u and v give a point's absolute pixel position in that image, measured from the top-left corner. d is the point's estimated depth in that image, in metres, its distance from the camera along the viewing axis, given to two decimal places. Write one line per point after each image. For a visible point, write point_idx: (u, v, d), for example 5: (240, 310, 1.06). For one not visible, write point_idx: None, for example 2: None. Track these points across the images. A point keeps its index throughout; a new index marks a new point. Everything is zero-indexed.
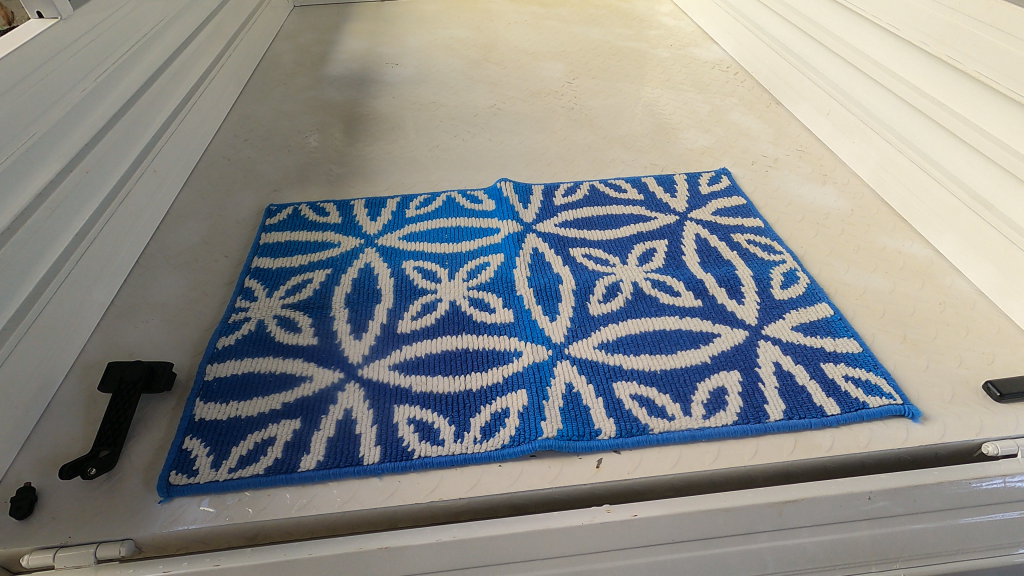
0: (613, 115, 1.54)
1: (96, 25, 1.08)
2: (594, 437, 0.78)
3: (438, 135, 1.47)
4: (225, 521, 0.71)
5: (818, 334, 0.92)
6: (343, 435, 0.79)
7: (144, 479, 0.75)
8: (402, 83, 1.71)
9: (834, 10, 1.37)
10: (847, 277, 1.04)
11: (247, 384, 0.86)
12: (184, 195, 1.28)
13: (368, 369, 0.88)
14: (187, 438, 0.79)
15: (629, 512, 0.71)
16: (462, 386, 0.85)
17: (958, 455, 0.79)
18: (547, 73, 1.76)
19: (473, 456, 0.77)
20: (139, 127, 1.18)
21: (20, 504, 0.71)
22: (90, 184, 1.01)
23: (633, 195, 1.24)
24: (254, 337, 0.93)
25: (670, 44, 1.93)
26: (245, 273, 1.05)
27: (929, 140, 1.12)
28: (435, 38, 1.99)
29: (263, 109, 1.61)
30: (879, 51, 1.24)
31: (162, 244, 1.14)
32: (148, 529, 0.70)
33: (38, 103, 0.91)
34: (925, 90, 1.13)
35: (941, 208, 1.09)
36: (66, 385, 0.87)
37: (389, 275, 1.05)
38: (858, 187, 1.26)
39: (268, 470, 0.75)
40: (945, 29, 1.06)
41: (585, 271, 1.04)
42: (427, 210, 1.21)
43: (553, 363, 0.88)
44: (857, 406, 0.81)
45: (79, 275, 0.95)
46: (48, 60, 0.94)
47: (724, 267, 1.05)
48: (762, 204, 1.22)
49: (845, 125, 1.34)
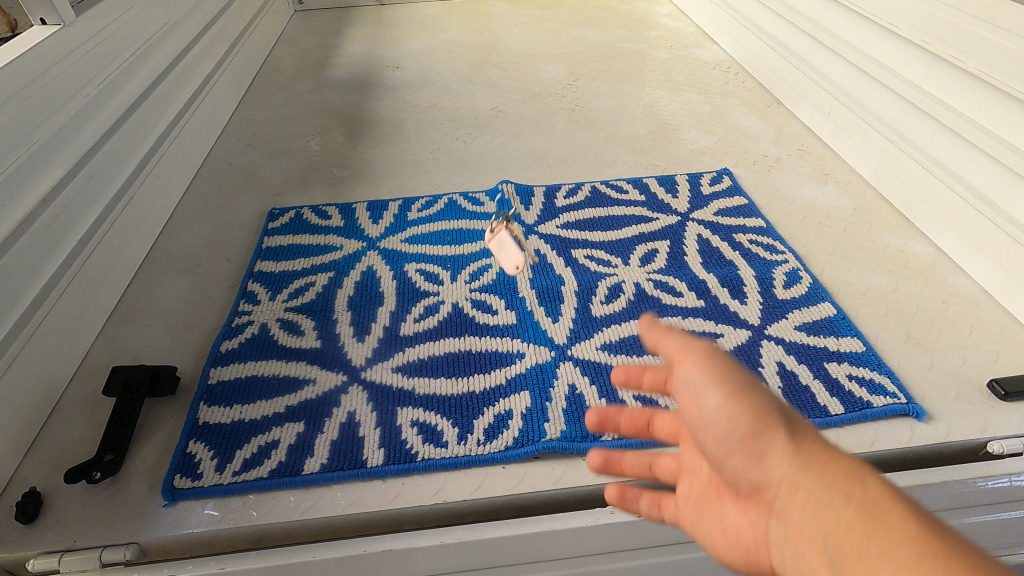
0: (614, 117, 1.54)
1: (100, 31, 1.08)
2: (598, 438, 0.78)
3: (439, 138, 1.47)
4: (230, 524, 0.71)
5: (821, 334, 0.91)
6: (347, 438, 0.79)
7: (149, 483, 0.76)
8: (402, 86, 1.72)
9: (835, 9, 1.37)
10: (849, 276, 1.03)
11: (250, 388, 0.86)
12: (187, 199, 1.28)
13: (372, 372, 0.88)
14: (191, 442, 0.79)
15: (633, 513, 0.70)
16: (465, 388, 0.85)
17: (963, 454, 0.79)
18: (547, 75, 1.76)
19: (477, 458, 0.77)
20: (141, 131, 1.19)
21: (26, 508, 0.71)
22: (93, 188, 1.02)
23: (634, 196, 1.24)
24: (258, 341, 0.93)
25: (671, 45, 1.93)
26: (249, 277, 1.05)
27: (930, 138, 1.12)
28: (435, 41, 1.99)
29: (265, 113, 1.61)
30: (879, 50, 1.24)
31: (166, 249, 1.15)
32: (153, 534, 0.70)
33: (42, 109, 0.92)
34: (926, 89, 1.12)
35: (943, 206, 1.08)
36: (71, 390, 0.88)
37: (391, 278, 1.05)
38: (860, 186, 1.26)
39: (272, 473, 0.75)
40: (947, 27, 1.05)
41: (587, 273, 1.04)
42: (429, 213, 1.21)
43: (557, 364, 0.88)
44: (861, 406, 0.81)
45: (83, 280, 0.95)
46: (51, 66, 0.95)
47: (727, 268, 1.05)
48: (764, 204, 1.22)
49: (845, 124, 1.34)
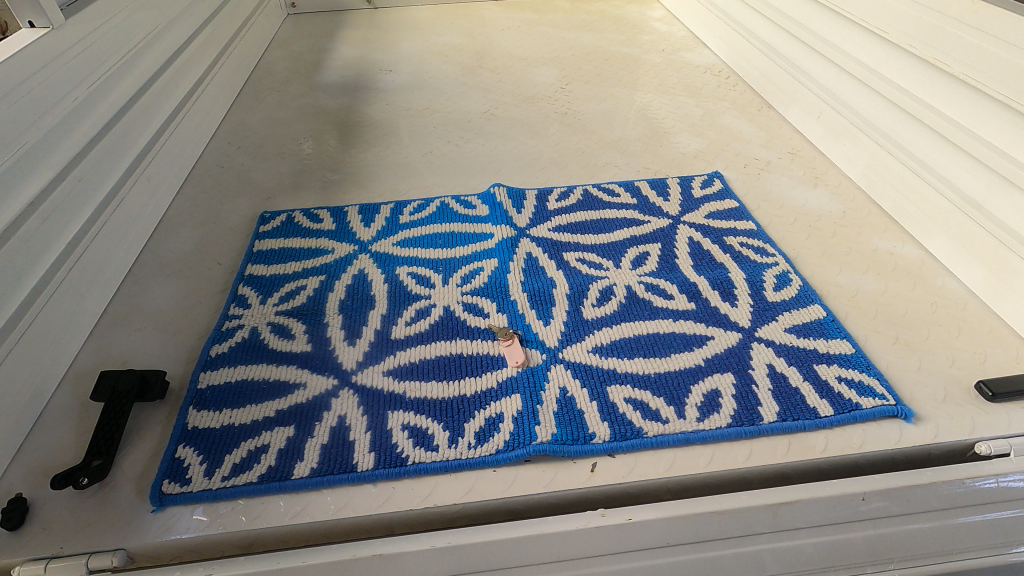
0: (606, 120, 1.54)
1: (90, 34, 1.08)
2: (588, 441, 0.78)
3: (432, 141, 1.47)
4: (219, 529, 0.71)
5: (811, 336, 0.92)
6: (337, 442, 0.79)
7: (138, 488, 0.75)
8: (396, 89, 1.72)
9: (823, 13, 1.38)
10: (838, 278, 1.04)
11: (240, 392, 0.85)
12: (177, 202, 1.28)
13: (362, 376, 0.88)
14: (180, 446, 0.78)
15: (624, 516, 0.71)
16: (455, 392, 0.85)
17: (951, 455, 0.79)
18: (540, 78, 1.76)
19: (468, 462, 0.77)
20: (132, 134, 1.18)
21: (12, 515, 0.70)
22: (82, 192, 1.01)
23: (626, 199, 1.24)
24: (248, 345, 0.92)
25: (663, 48, 1.94)
26: (239, 280, 1.05)
27: (918, 143, 1.13)
28: (428, 45, 1.99)
29: (257, 117, 1.61)
30: (868, 54, 1.25)
31: (156, 252, 1.14)
32: (141, 539, 0.70)
33: (29, 112, 0.91)
34: (913, 92, 1.13)
35: (931, 208, 1.09)
36: (59, 395, 0.87)
37: (383, 281, 1.05)
38: (848, 188, 1.27)
39: (261, 478, 0.75)
40: (934, 32, 1.06)
41: (579, 275, 1.04)
42: (421, 216, 1.21)
43: (548, 367, 0.88)
44: (850, 407, 0.81)
45: (72, 283, 0.95)
46: (40, 69, 0.94)
47: (718, 270, 1.05)
48: (755, 207, 1.22)
49: (834, 127, 1.35)
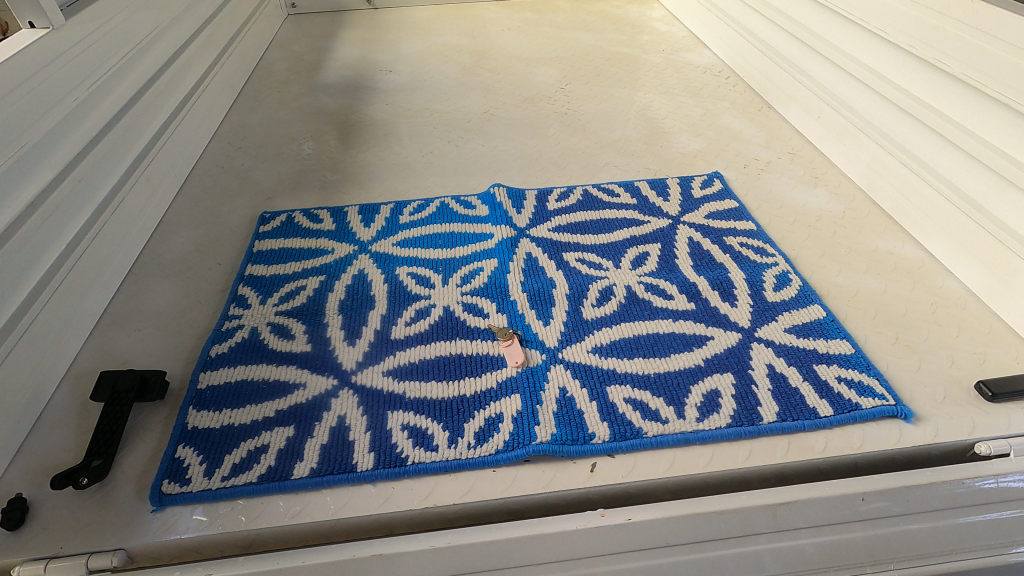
0: (606, 121, 1.54)
1: (91, 34, 1.08)
2: (588, 441, 0.78)
3: (432, 142, 1.47)
4: (219, 529, 0.71)
5: (810, 336, 0.92)
6: (337, 442, 0.79)
7: (137, 488, 0.75)
8: (396, 89, 1.72)
9: (823, 13, 1.38)
10: (838, 278, 1.04)
11: (240, 392, 0.85)
12: (177, 202, 1.28)
13: (362, 376, 0.88)
14: (180, 446, 0.78)
15: (623, 516, 0.71)
16: (455, 392, 0.85)
17: (951, 455, 0.79)
18: (540, 79, 1.76)
19: (467, 462, 0.77)
20: (133, 134, 1.19)
21: (12, 515, 0.70)
22: (82, 192, 1.01)
23: (626, 199, 1.24)
24: (248, 345, 0.92)
25: (662, 49, 1.94)
26: (240, 280, 1.05)
27: (918, 143, 1.13)
28: (428, 45, 2.00)
29: (257, 117, 1.61)
30: (868, 54, 1.25)
31: (156, 251, 1.15)
32: (141, 539, 0.70)
33: (30, 112, 0.91)
34: (913, 93, 1.13)
35: (930, 208, 1.09)
36: (59, 395, 0.87)
37: (382, 282, 1.05)
38: (848, 188, 1.27)
39: (261, 478, 0.75)
40: (934, 33, 1.06)
41: (578, 275, 1.04)
42: (420, 217, 1.21)
43: (547, 367, 0.88)
44: (850, 408, 0.81)
45: (72, 283, 0.95)
46: (41, 69, 0.95)
47: (717, 270, 1.05)
48: (755, 207, 1.22)
49: (834, 127, 1.35)
